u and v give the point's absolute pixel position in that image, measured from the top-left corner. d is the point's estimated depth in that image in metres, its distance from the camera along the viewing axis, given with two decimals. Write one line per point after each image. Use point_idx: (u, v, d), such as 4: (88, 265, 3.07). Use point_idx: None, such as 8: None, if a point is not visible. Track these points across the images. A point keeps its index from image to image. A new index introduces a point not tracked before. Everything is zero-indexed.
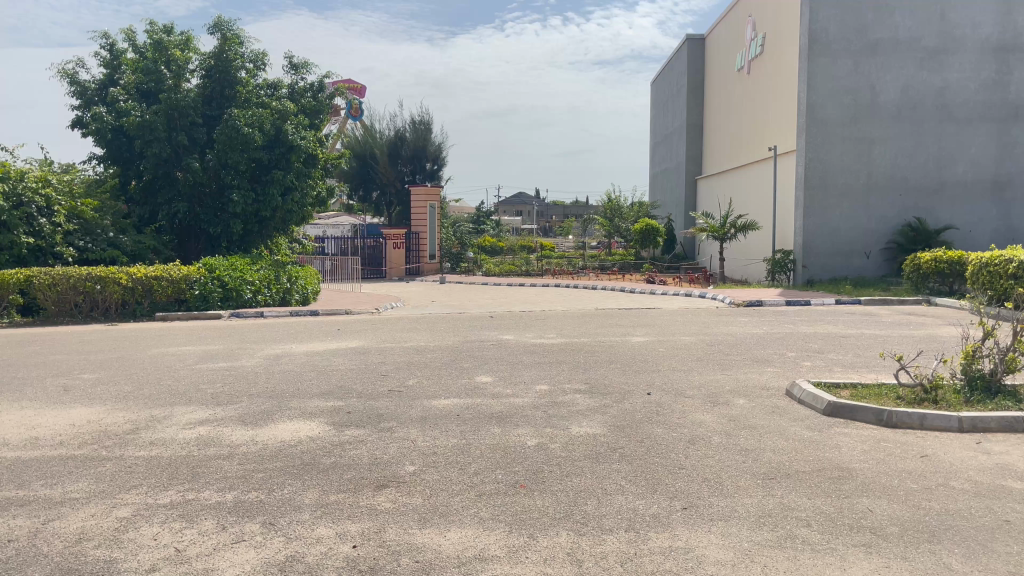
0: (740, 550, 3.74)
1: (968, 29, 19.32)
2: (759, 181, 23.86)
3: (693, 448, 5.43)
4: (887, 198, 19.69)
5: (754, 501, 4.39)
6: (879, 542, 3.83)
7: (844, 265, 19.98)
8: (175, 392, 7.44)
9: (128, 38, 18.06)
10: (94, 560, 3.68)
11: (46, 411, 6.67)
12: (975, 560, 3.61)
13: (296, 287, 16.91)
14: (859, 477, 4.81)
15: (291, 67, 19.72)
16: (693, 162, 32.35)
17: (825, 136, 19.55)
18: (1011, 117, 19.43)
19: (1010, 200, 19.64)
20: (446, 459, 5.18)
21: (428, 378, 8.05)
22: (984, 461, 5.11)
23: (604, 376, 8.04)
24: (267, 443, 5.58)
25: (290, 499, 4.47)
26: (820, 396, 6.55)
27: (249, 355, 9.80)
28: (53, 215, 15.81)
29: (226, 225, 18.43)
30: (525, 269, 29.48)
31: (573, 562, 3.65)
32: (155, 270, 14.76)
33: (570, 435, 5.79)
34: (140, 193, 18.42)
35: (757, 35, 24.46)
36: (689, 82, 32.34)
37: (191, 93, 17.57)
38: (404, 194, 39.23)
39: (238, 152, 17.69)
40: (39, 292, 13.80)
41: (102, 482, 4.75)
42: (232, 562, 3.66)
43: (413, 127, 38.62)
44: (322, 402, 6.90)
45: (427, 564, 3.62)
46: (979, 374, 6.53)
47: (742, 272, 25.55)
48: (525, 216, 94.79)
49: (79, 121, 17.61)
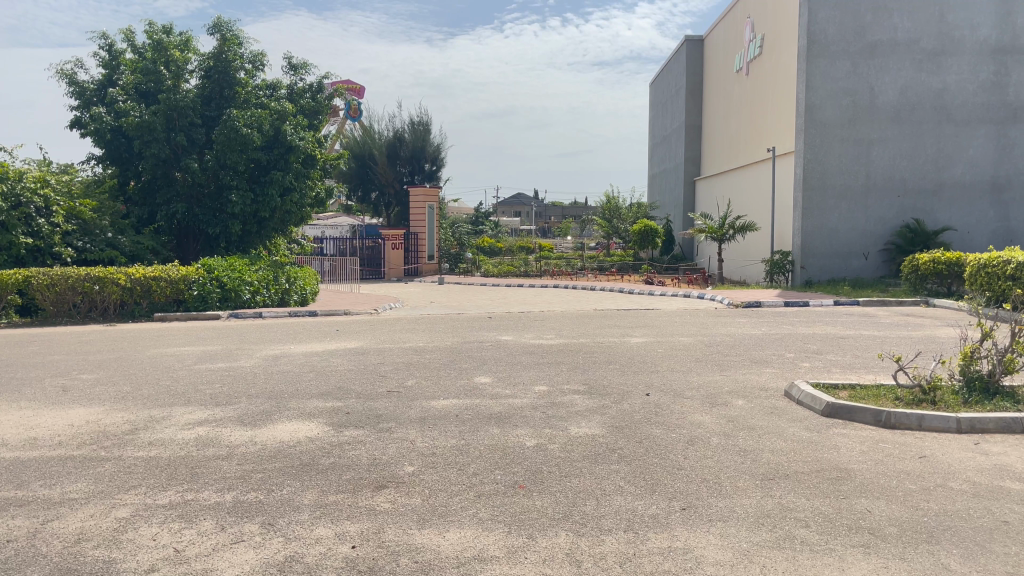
0: (738, 550, 3.75)
1: (967, 31, 19.35)
2: (758, 182, 23.84)
3: (692, 449, 5.43)
4: (886, 199, 19.72)
5: (754, 501, 4.40)
6: (878, 542, 3.84)
7: (843, 266, 20.00)
8: (173, 392, 7.45)
9: (127, 38, 18.07)
10: (93, 561, 3.68)
11: (46, 410, 6.68)
12: (975, 561, 3.61)
13: (294, 287, 16.90)
14: (858, 477, 4.82)
15: (290, 67, 19.67)
16: (691, 163, 32.39)
17: (824, 137, 19.57)
18: (1009, 119, 19.49)
19: (1009, 201, 19.68)
20: (445, 460, 5.19)
21: (427, 378, 8.07)
22: (982, 462, 5.13)
23: (603, 377, 8.06)
24: (266, 443, 5.59)
25: (289, 499, 4.47)
26: (819, 396, 6.57)
27: (248, 355, 9.82)
28: (51, 215, 15.78)
29: (224, 225, 18.40)
30: (524, 269, 29.48)
31: (572, 562, 3.65)
32: (154, 271, 14.75)
33: (569, 435, 5.80)
34: (139, 193, 18.42)
35: (756, 36, 24.46)
36: (688, 84, 32.36)
37: (190, 94, 17.55)
38: (404, 194, 39.24)
39: (237, 153, 17.69)
40: (38, 292, 13.77)
41: (101, 482, 4.76)
42: (231, 562, 3.66)
43: (412, 127, 38.62)
44: (322, 402, 6.92)
45: (427, 564, 3.63)
46: (978, 375, 6.55)
47: (741, 273, 25.59)
48: (524, 217, 95.21)
49: (78, 121, 17.59)
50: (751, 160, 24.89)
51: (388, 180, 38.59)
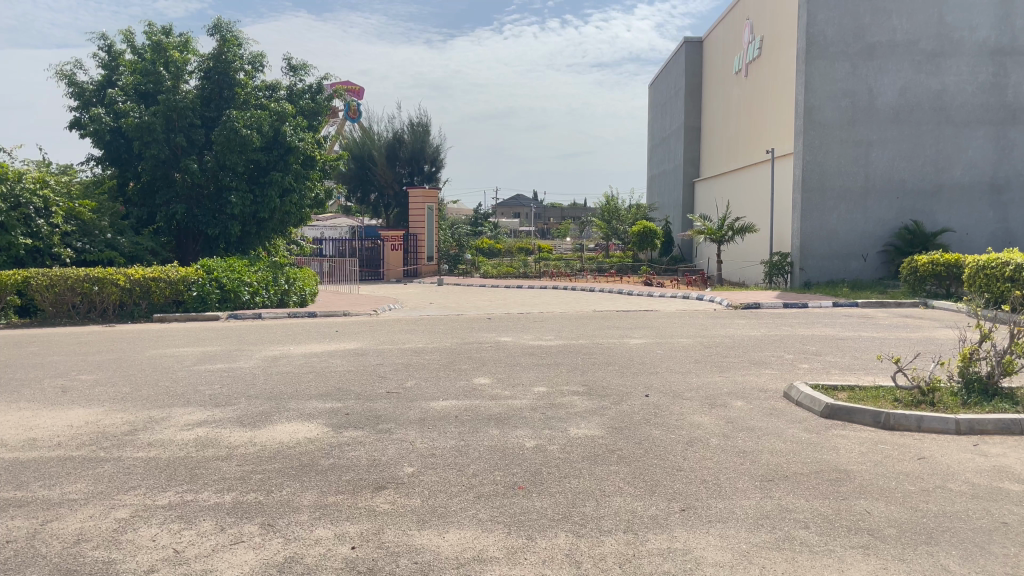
0: (738, 552, 3.75)
1: (966, 32, 19.38)
2: (757, 183, 23.85)
3: (691, 451, 5.43)
4: (884, 201, 19.73)
5: (753, 503, 4.40)
6: (877, 544, 3.84)
7: (842, 268, 20.01)
8: (173, 393, 7.45)
9: (126, 39, 18.07)
10: (93, 561, 3.68)
11: (46, 411, 6.69)
12: (974, 562, 3.62)
13: (293, 288, 16.90)
14: (856, 478, 4.83)
15: (290, 68, 19.71)
16: (691, 164, 32.43)
17: (823, 139, 19.58)
18: (1008, 120, 19.53)
19: (1008, 203, 19.72)
20: (445, 461, 5.20)
21: (426, 380, 8.07)
22: (981, 463, 5.13)
23: (602, 378, 8.06)
24: (265, 444, 5.59)
25: (288, 500, 4.47)
26: (817, 398, 6.57)
27: (247, 356, 9.83)
28: (50, 216, 15.78)
29: (224, 226, 18.41)
30: (523, 271, 29.49)
31: (571, 563, 3.65)
32: (153, 272, 14.75)
33: (569, 436, 5.80)
34: (138, 194, 18.40)
35: (755, 38, 24.53)
36: (687, 85, 32.43)
37: (189, 95, 17.54)
38: (403, 196, 39.28)
39: (236, 154, 17.70)
40: (37, 292, 13.76)
41: (101, 483, 4.75)
42: (230, 564, 3.66)
43: (411, 128, 38.64)
44: (321, 403, 6.91)
45: (426, 565, 3.63)
46: (976, 377, 6.55)
47: (739, 274, 25.63)
48: (524, 219, 95.32)
49: (77, 122, 17.58)
50: (749, 161, 24.91)
51: (387, 182, 38.62)
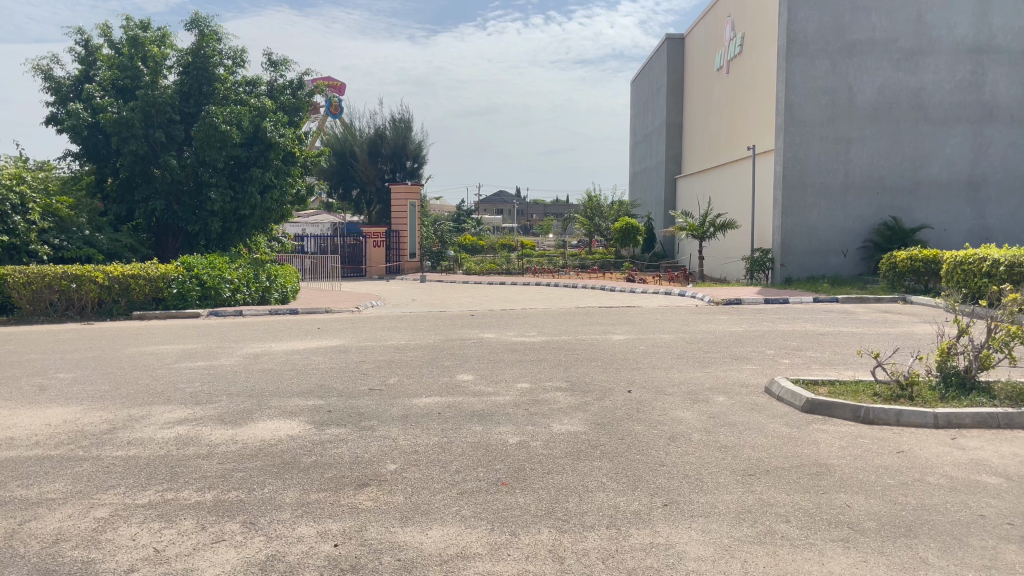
0: (720, 546, 3.77)
1: (943, 31, 19.63)
2: (738, 180, 24.01)
3: (673, 446, 5.46)
4: (864, 198, 19.94)
5: (734, 497, 4.43)
6: (856, 537, 3.88)
7: (822, 264, 20.17)
8: (153, 391, 7.35)
9: (103, 34, 17.80)
10: (71, 561, 3.64)
11: (21, 411, 6.53)
12: (951, 554, 3.67)
13: (275, 284, 16.79)
14: (837, 472, 4.87)
15: (270, 63, 19.61)
16: (673, 161, 32.61)
17: (803, 136, 19.74)
18: (985, 118, 19.82)
19: (985, 199, 19.98)
20: (428, 458, 5.17)
21: (408, 377, 8.01)
22: (959, 457, 5.20)
23: (584, 374, 8.09)
24: (247, 442, 5.54)
25: (270, 498, 4.43)
26: (798, 393, 6.63)
27: (229, 354, 9.65)
28: (27, 212, 15.44)
29: (204, 222, 18.22)
30: (506, 268, 29.46)
31: (554, 559, 3.66)
32: (132, 269, 14.53)
33: (552, 432, 5.81)
34: (116, 190, 18.11)
35: (735, 36, 24.76)
36: (668, 83, 32.62)
37: (168, 90, 17.29)
38: (385, 192, 39.12)
39: (216, 150, 17.52)
40: (13, 290, 13.58)
41: (79, 483, 4.68)
42: (212, 562, 3.63)
43: (393, 125, 38.54)
44: (302, 401, 6.83)
45: (409, 563, 3.61)
46: (954, 371, 6.66)
47: (721, 270, 25.76)
48: (507, 215, 95.95)
49: (54, 118, 17.32)
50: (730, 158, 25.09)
51: (369, 178, 38.48)
